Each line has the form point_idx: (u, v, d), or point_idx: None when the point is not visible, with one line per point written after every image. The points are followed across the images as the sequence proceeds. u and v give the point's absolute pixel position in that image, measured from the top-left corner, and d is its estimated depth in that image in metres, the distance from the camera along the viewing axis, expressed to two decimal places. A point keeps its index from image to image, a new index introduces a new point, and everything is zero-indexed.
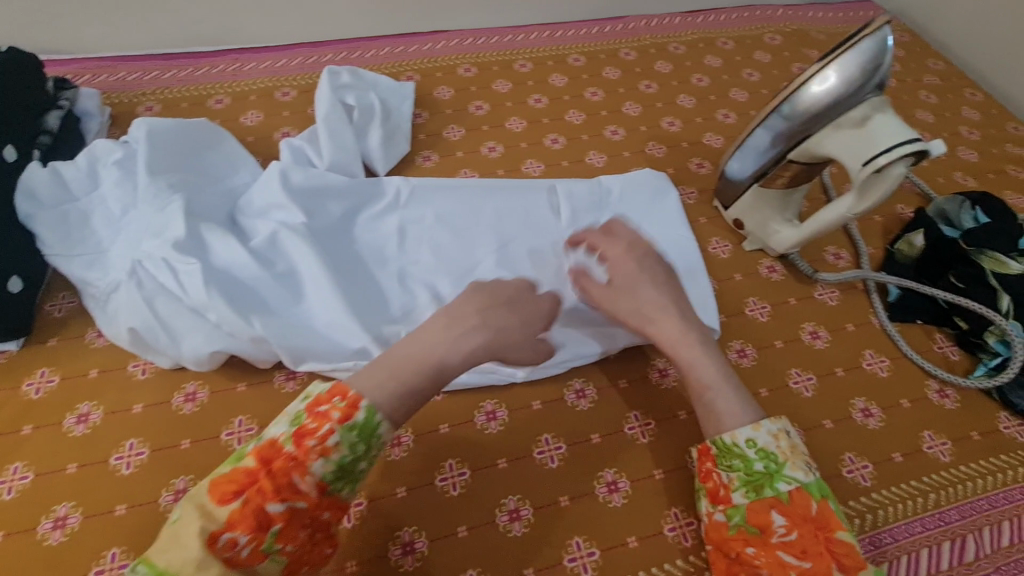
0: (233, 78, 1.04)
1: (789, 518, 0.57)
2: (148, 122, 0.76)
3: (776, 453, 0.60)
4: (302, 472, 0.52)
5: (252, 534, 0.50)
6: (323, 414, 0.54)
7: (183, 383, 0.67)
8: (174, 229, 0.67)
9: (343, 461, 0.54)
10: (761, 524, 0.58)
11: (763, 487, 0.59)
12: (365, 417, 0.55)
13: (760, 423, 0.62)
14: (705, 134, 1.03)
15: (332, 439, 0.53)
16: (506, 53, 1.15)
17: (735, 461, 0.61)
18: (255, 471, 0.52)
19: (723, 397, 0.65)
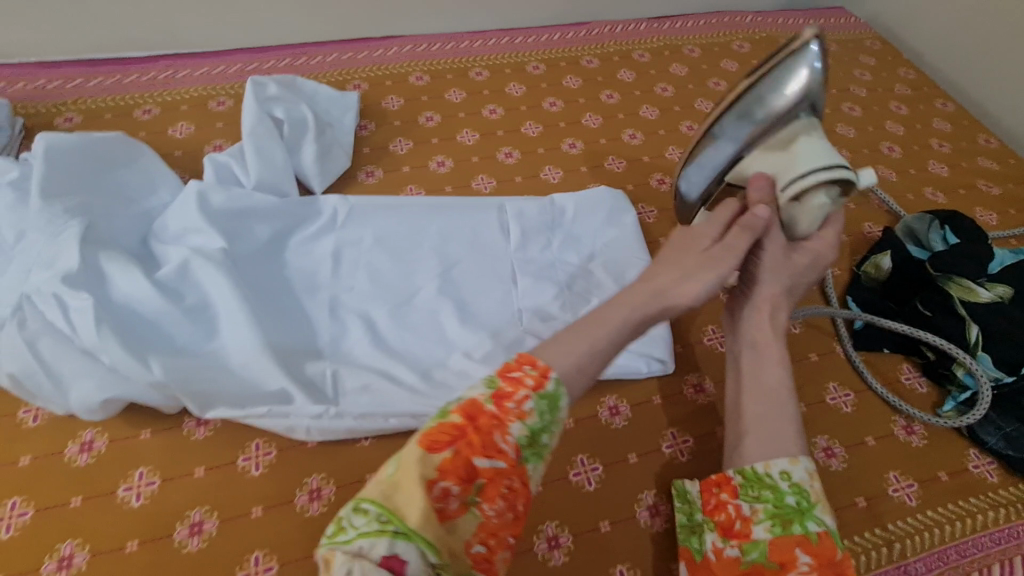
0: (164, 86, 0.97)
1: (815, 561, 0.50)
2: (47, 137, 0.68)
3: (811, 489, 0.53)
4: (503, 431, 0.44)
5: (460, 484, 0.43)
6: (519, 379, 0.46)
7: (80, 431, 0.61)
8: (67, 260, 0.60)
9: (536, 428, 0.46)
10: (781, 562, 0.51)
11: (792, 524, 0.52)
12: (554, 387, 0.47)
13: (798, 458, 0.55)
14: (667, 148, 0.98)
15: (528, 405, 0.46)
16: (462, 61, 1.09)
17: (764, 491, 0.54)
18: (465, 427, 0.44)
19: (768, 414, 0.57)
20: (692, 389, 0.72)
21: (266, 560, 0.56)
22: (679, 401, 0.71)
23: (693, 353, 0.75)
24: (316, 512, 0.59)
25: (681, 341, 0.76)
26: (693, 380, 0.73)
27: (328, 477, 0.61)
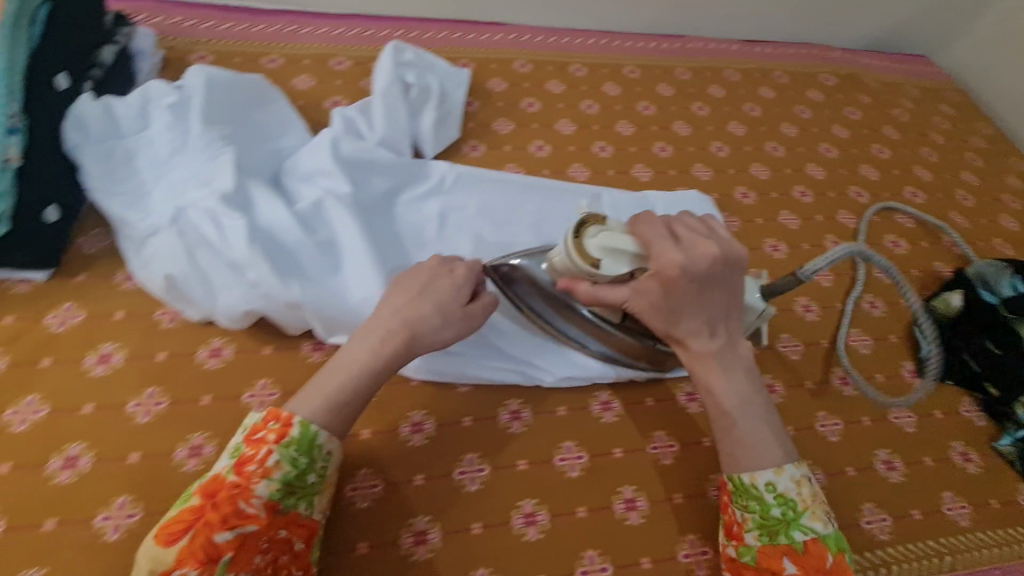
0: (288, 39, 1.01)
1: (802, 566, 0.55)
2: (205, 69, 0.74)
3: (796, 499, 0.57)
4: (246, 497, 0.49)
5: (201, 567, 0.46)
6: (260, 440, 0.52)
7: (209, 338, 0.66)
8: (222, 182, 0.66)
9: (288, 478, 0.51)
10: (770, 566, 0.55)
11: (779, 534, 0.56)
12: (299, 431, 0.52)
13: (783, 467, 0.58)
14: (751, 165, 1.02)
15: (274, 459, 0.51)
16: (562, 55, 1.13)
17: (752, 501, 0.58)
18: (199, 508, 0.49)
19: (751, 423, 0.60)
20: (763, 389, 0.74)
21: (376, 477, 0.60)
22: None
23: (768, 356, 0.77)
24: (417, 443, 0.63)
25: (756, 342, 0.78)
26: (766, 380, 0.75)
27: (429, 413, 0.64)
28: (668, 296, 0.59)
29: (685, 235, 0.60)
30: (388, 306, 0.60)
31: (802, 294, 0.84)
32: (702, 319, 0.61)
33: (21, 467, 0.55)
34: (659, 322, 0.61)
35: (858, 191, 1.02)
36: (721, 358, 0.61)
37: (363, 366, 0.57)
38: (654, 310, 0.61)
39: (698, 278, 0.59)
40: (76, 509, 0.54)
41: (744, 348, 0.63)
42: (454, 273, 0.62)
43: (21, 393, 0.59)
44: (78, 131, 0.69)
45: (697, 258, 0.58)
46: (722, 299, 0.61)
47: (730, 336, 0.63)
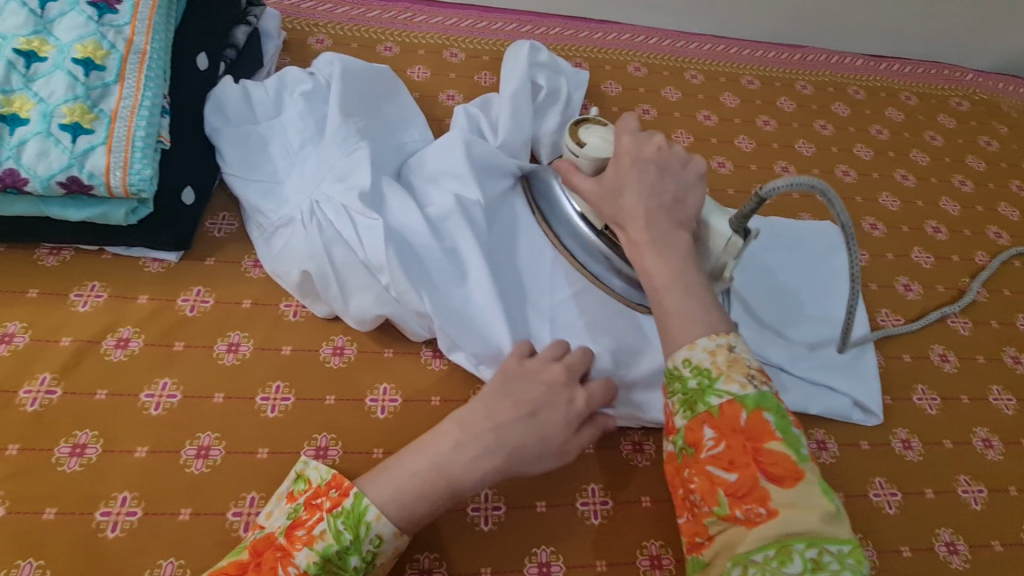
0: (403, 27, 0.97)
1: (720, 431, 0.47)
2: (340, 59, 0.73)
3: (711, 366, 0.49)
4: (285, 563, 0.45)
5: None
6: (316, 505, 0.49)
7: (332, 335, 0.65)
8: (360, 178, 0.65)
9: (329, 552, 0.46)
10: (694, 441, 0.48)
11: (697, 404, 0.48)
12: (353, 502, 0.48)
13: (697, 339, 0.51)
14: (880, 193, 0.94)
15: (320, 527, 0.47)
16: (679, 60, 1.06)
17: (674, 384, 0.50)
18: (245, 565, 0.46)
19: (684, 299, 0.53)
20: (899, 444, 0.69)
21: (499, 499, 0.58)
22: (888, 454, 0.68)
23: (902, 407, 0.72)
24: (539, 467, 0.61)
25: (889, 392, 0.73)
26: (901, 435, 0.70)
27: None
28: (614, 179, 0.59)
29: (643, 136, 0.62)
30: (493, 413, 0.53)
31: (937, 341, 0.79)
32: (648, 201, 0.58)
33: (158, 452, 0.55)
34: (607, 208, 0.60)
35: (996, 232, 0.94)
36: (659, 241, 0.57)
37: (445, 457, 0.50)
38: (601, 194, 0.60)
39: (642, 161, 0.60)
40: (210, 500, 0.54)
41: (682, 239, 0.57)
42: (572, 406, 0.56)
43: (155, 375, 0.60)
44: (217, 115, 0.69)
45: (644, 150, 0.60)
46: (676, 180, 0.59)
47: (669, 224, 0.58)
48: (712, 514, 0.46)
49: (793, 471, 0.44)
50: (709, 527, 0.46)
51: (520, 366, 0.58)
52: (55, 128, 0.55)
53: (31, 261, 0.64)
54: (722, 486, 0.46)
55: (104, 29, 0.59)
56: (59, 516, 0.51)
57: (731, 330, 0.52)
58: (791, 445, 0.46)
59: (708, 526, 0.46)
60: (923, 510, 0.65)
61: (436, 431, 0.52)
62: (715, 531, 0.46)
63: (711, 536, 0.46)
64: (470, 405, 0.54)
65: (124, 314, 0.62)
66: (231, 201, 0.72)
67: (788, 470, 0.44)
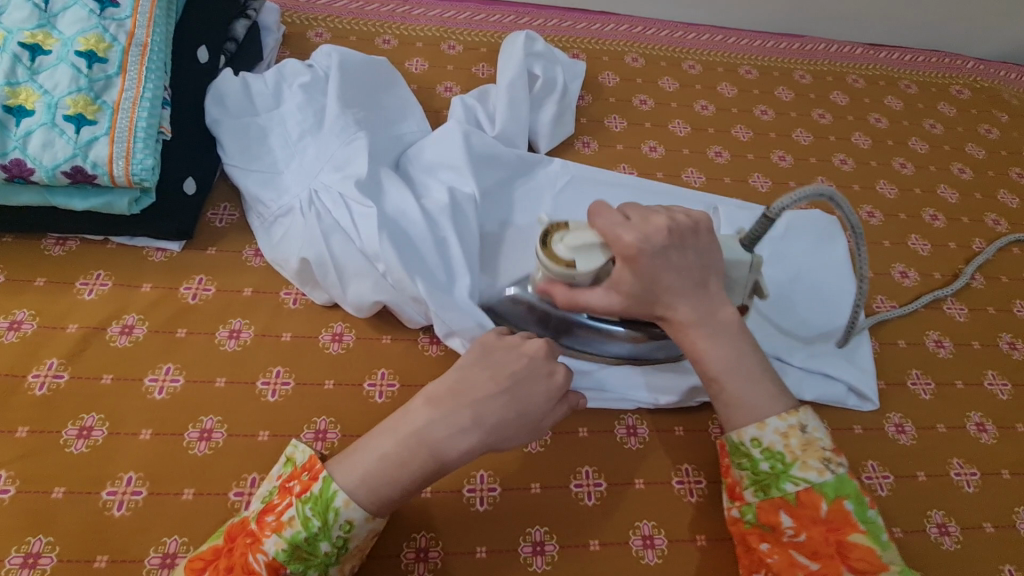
0: (401, 20, 0.98)
1: (799, 519, 0.50)
2: (338, 51, 0.74)
3: (784, 451, 0.51)
4: (255, 549, 0.47)
5: None
6: (287, 489, 0.49)
7: (331, 321, 0.66)
8: (357, 167, 0.66)
9: (296, 539, 0.47)
10: (771, 523, 0.52)
11: (770, 488, 0.52)
12: (321, 487, 0.48)
13: (768, 420, 0.52)
14: (878, 182, 0.94)
15: (289, 513, 0.48)
16: (676, 50, 1.06)
17: (740, 460, 0.53)
18: (220, 550, 0.48)
19: (746, 386, 0.53)
20: (892, 428, 0.70)
21: (495, 481, 0.60)
22: (882, 438, 0.68)
23: (896, 392, 0.72)
24: (534, 450, 0.62)
25: (883, 377, 0.73)
26: (895, 419, 0.70)
27: None
28: (641, 279, 0.54)
29: (636, 214, 0.56)
30: (468, 390, 0.53)
31: (932, 328, 0.79)
32: (682, 286, 0.54)
33: (162, 434, 0.57)
34: (642, 308, 0.55)
35: (994, 219, 0.93)
36: (706, 327, 0.54)
37: (417, 435, 0.50)
38: (629, 296, 0.54)
39: (658, 252, 0.54)
40: (213, 480, 0.56)
41: (727, 313, 0.55)
42: (553, 379, 0.55)
43: (159, 360, 0.61)
44: (218, 106, 0.71)
45: (651, 233, 0.54)
46: (695, 255, 0.55)
47: (708, 302, 0.55)
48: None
49: (874, 562, 0.49)
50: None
51: (498, 340, 0.57)
52: (60, 119, 0.56)
53: (38, 251, 0.66)
54: (802, 570, 0.50)
55: (106, 23, 0.60)
56: (68, 495, 0.53)
57: (798, 405, 0.53)
58: (871, 533, 0.50)
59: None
60: (915, 493, 0.65)
61: (406, 410, 0.52)
62: None
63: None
64: (439, 385, 0.53)
65: (129, 302, 0.64)
66: (232, 191, 0.73)
67: (870, 563, 0.49)
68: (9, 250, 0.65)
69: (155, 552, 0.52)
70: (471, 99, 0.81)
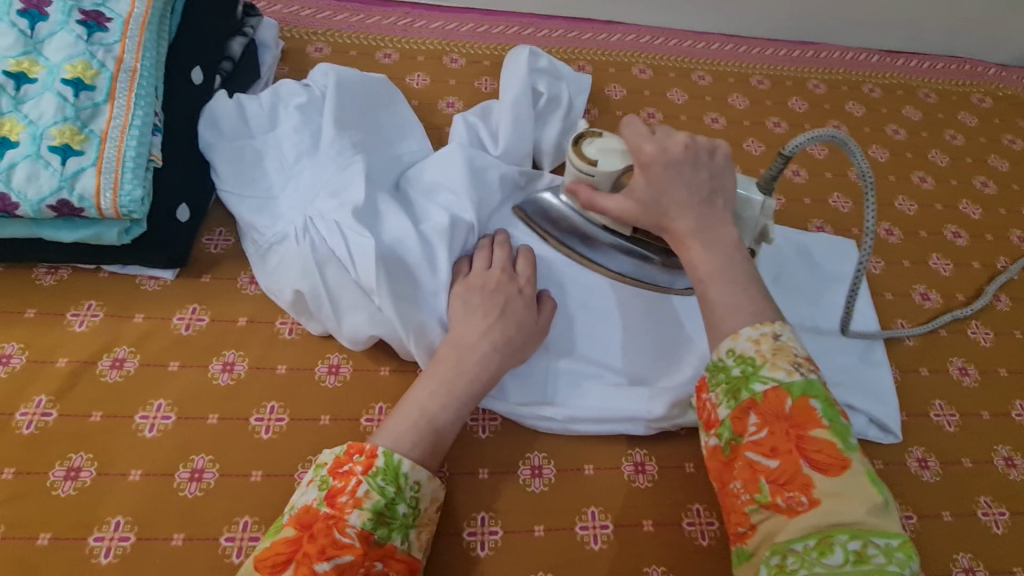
0: (403, 33, 0.95)
1: (764, 418, 0.46)
2: (335, 70, 0.72)
3: (755, 356, 0.48)
4: (341, 526, 0.46)
5: None
6: (347, 471, 0.49)
7: (328, 352, 0.64)
8: (353, 193, 0.64)
9: (379, 507, 0.48)
10: (738, 431, 0.47)
11: (740, 392, 0.48)
12: (385, 460, 0.49)
13: (740, 328, 0.50)
14: (896, 197, 0.91)
15: (363, 489, 0.48)
16: (685, 60, 1.03)
17: (716, 374, 0.50)
18: (296, 540, 0.46)
19: (730, 296, 0.51)
20: (915, 463, 0.66)
21: (497, 523, 0.57)
22: (904, 474, 0.65)
23: (919, 424, 0.69)
24: (538, 489, 0.59)
25: (905, 408, 0.70)
26: (918, 454, 0.67)
27: (552, 458, 0.61)
28: (651, 185, 0.55)
29: (661, 131, 0.57)
30: (468, 322, 0.59)
31: (957, 353, 0.75)
32: (689, 196, 0.54)
33: (152, 475, 0.55)
34: (648, 217, 0.56)
35: (1020, 235, 0.89)
36: (699, 233, 0.54)
37: (424, 419, 0.53)
38: (641, 203, 0.56)
39: (674, 162, 0.55)
40: (204, 522, 0.54)
41: (725, 230, 0.54)
42: (524, 294, 0.61)
43: (149, 396, 0.59)
44: (211, 130, 0.68)
45: (670, 147, 0.55)
46: (709, 173, 0.55)
47: (709, 215, 0.55)
48: (756, 501, 0.46)
49: (837, 459, 0.44)
50: (750, 512, 0.46)
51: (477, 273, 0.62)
52: (45, 150, 0.55)
53: (29, 281, 0.64)
54: (763, 475, 0.45)
55: (94, 48, 0.58)
56: (54, 541, 0.51)
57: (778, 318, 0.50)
58: (839, 433, 0.45)
59: (749, 513, 0.46)
60: (940, 534, 0.62)
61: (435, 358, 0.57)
62: (758, 519, 0.46)
63: (754, 522, 0.46)
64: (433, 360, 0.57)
65: (120, 333, 0.62)
66: (227, 216, 0.71)
67: (832, 459, 0.44)
68: None
69: None
70: (471, 117, 0.79)
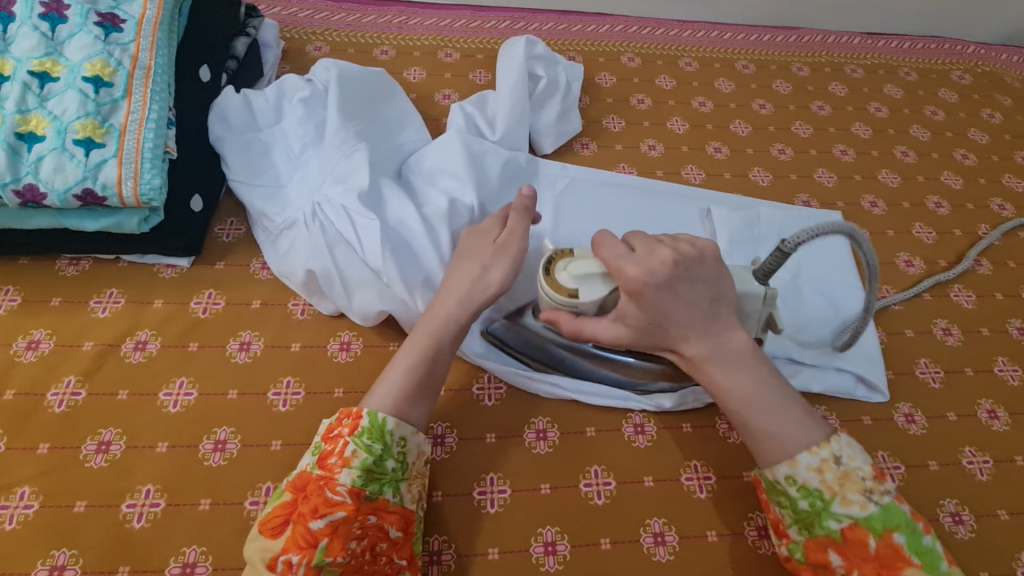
0: (399, 30, 0.99)
1: (849, 558, 0.51)
2: (336, 64, 0.76)
3: (822, 488, 0.52)
4: (332, 485, 0.50)
5: (302, 553, 0.47)
6: (335, 436, 0.53)
7: (339, 331, 0.67)
8: (358, 179, 0.67)
9: (367, 465, 0.51)
10: (820, 562, 0.52)
11: (814, 526, 0.52)
12: (369, 420, 0.53)
13: (798, 457, 0.53)
14: (880, 171, 0.94)
15: (350, 449, 0.51)
16: (672, 48, 1.07)
17: (780, 498, 0.54)
18: (293, 501, 0.50)
19: (768, 416, 0.54)
20: (902, 418, 0.70)
21: (504, 483, 0.60)
22: (891, 429, 0.68)
23: (905, 381, 0.72)
24: (543, 450, 0.62)
25: (891, 367, 0.73)
26: (904, 409, 0.70)
27: (554, 422, 0.64)
28: (646, 311, 0.54)
29: (639, 246, 0.55)
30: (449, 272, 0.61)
31: (940, 316, 0.78)
32: (695, 316, 0.55)
33: (177, 447, 0.58)
34: (650, 337, 0.56)
35: (1000, 204, 0.93)
36: (721, 359, 0.55)
37: (409, 372, 0.56)
38: (637, 328, 0.56)
39: (665, 285, 0.54)
40: (228, 488, 0.57)
41: (739, 340, 0.56)
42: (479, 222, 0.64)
43: (171, 375, 0.62)
44: (222, 124, 0.72)
45: (656, 267, 0.54)
46: (703, 284, 0.55)
47: (719, 332, 0.55)
48: None
49: None
50: None
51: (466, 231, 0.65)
52: (69, 143, 0.58)
53: (53, 272, 0.67)
54: None
55: (111, 48, 0.62)
56: (89, 509, 0.54)
57: (828, 436, 0.54)
58: (924, 561, 0.50)
59: None
60: (927, 482, 0.65)
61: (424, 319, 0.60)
62: None
63: None
64: (410, 335, 0.59)
65: (141, 318, 0.66)
66: (238, 207, 0.75)
67: None
68: (24, 272, 0.67)
69: (175, 562, 0.53)
70: (467, 106, 0.82)
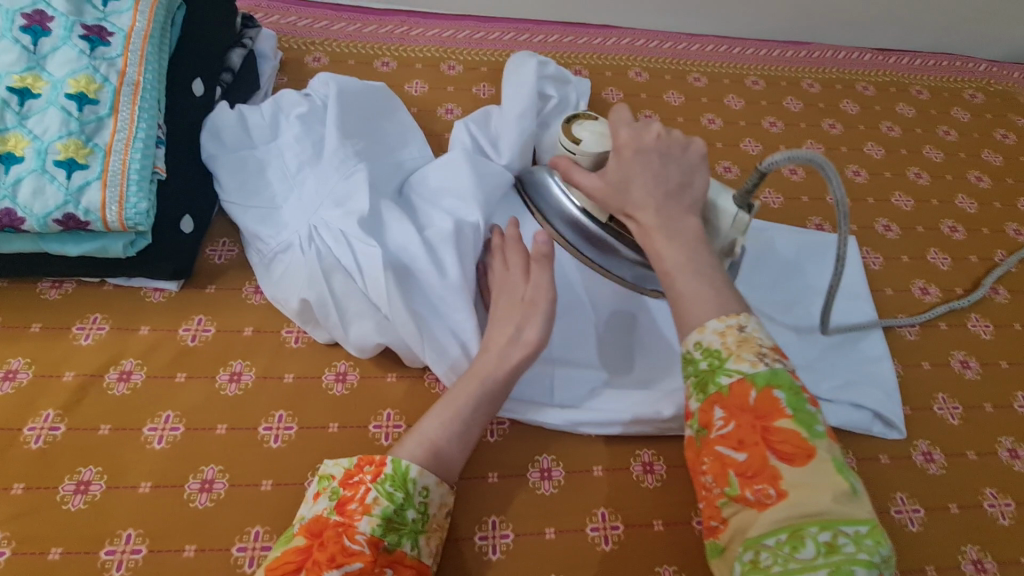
0: (400, 41, 0.96)
1: (730, 411, 0.44)
2: (336, 79, 0.72)
3: (722, 348, 0.46)
4: (351, 533, 0.46)
5: None
6: (357, 481, 0.50)
7: (334, 360, 0.64)
8: (356, 202, 0.64)
9: (388, 513, 0.48)
10: (705, 423, 0.45)
11: (708, 385, 0.46)
12: (393, 466, 0.50)
13: (704, 320, 0.48)
14: (893, 193, 0.92)
15: (371, 496, 0.49)
16: (680, 63, 1.04)
17: (686, 368, 0.48)
18: (306, 548, 0.46)
19: (694, 281, 0.50)
20: (920, 456, 0.67)
21: (508, 527, 0.57)
22: (909, 468, 0.66)
23: (922, 418, 0.69)
24: (548, 491, 0.59)
25: (908, 402, 0.70)
26: (923, 447, 0.67)
27: (559, 460, 0.61)
28: (620, 168, 0.55)
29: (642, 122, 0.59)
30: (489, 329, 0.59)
31: (958, 347, 0.76)
32: (656, 188, 0.54)
33: (161, 487, 0.55)
34: (617, 206, 0.55)
35: (1016, 228, 0.90)
36: (664, 227, 0.53)
37: (443, 430, 0.54)
38: (609, 194, 0.55)
39: (643, 150, 0.55)
40: (216, 532, 0.54)
41: (692, 223, 0.53)
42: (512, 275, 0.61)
43: (157, 408, 0.59)
44: (214, 141, 0.69)
45: (644, 136, 0.57)
46: (677, 166, 0.55)
47: (675, 209, 0.54)
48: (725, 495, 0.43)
49: (803, 448, 0.42)
50: (720, 507, 0.44)
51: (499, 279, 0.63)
52: (50, 164, 0.55)
53: (34, 295, 0.64)
54: (731, 468, 0.43)
55: (96, 62, 0.59)
56: (65, 555, 0.51)
57: (742, 311, 0.49)
58: (802, 422, 0.43)
59: (720, 508, 0.44)
60: (947, 527, 0.62)
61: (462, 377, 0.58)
62: (728, 514, 0.43)
63: (725, 519, 0.43)
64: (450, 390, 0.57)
65: (127, 346, 0.62)
66: (231, 227, 0.71)
67: (797, 448, 0.42)
68: (3, 295, 0.64)
69: None
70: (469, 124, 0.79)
